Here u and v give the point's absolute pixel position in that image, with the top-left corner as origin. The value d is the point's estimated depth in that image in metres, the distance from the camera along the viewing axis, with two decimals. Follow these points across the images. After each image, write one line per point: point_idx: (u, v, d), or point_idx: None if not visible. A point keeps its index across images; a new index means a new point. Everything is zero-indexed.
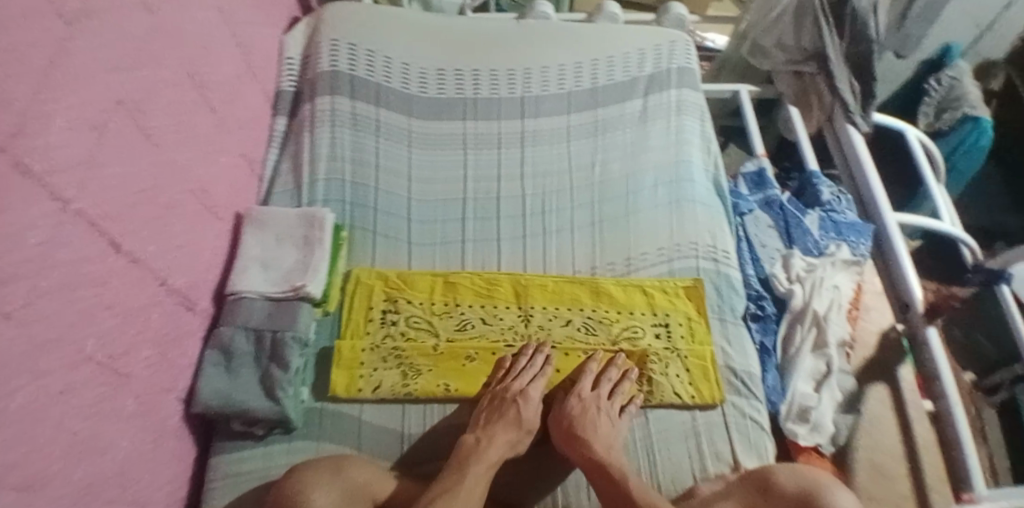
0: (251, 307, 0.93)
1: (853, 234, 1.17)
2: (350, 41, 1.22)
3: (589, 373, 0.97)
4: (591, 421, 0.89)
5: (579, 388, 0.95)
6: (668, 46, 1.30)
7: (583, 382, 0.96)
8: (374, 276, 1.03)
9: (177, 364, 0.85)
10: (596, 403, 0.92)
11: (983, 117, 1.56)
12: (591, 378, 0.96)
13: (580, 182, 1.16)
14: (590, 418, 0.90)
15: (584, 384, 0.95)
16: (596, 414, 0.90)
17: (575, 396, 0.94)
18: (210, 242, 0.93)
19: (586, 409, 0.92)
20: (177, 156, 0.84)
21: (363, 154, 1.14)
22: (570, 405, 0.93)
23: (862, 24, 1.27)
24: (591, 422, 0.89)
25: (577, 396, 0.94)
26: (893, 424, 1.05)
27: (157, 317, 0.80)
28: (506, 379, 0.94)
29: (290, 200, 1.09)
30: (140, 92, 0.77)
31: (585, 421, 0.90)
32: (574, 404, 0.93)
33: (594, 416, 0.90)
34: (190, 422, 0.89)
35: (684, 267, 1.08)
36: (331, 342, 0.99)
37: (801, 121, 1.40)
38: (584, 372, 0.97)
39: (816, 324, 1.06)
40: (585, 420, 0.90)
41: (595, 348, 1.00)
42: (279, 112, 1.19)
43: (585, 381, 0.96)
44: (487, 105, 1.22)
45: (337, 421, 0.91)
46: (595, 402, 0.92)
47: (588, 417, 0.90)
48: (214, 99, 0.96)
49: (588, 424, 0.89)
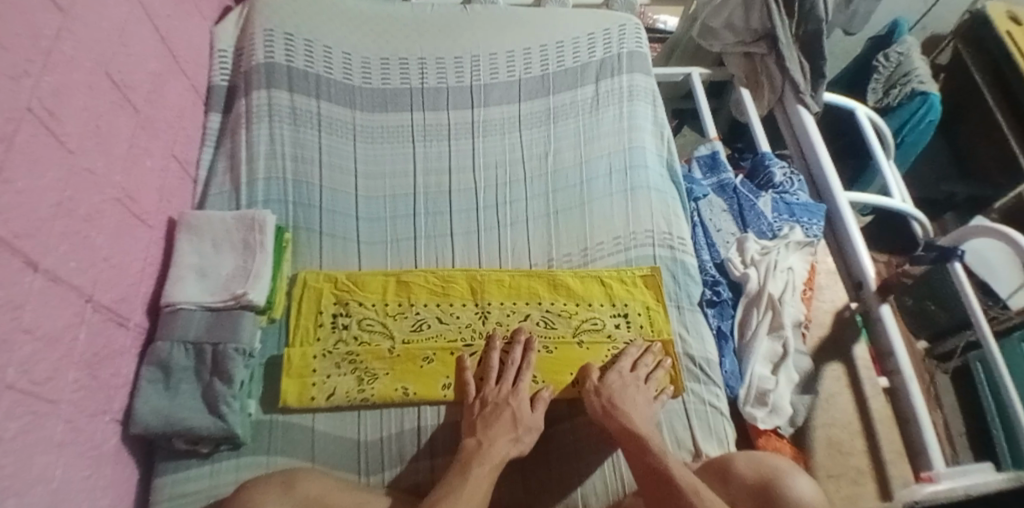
0: (190, 319, 0.88)
1: (807, 215, 1.17)
2: (286, 31, 1.16)
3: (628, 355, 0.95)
4: (627, 397, 0.88)
5: (620, 365, 0.93)
6: (618, 30, 1.27)
7: (622, 362, 0.94)
8: (322, 279, 0.99)
9: (109, 384, 0.80)
10: (632, 382, 0.91)
11: (931, 92, 1.60)
12: (628, 359, 0.94)
13: (534, 172, 1.13)
14: (627, 395, 0.89)
15: (623, 363, 0.93)
16: (633, 390, 0.90)
17: (615, 371, 0.92)
18: (139, 253, 0.87)
19: (625, 386, 0.90)
20: (97, 163, 0.78)
21: (305, 150, 1.09)
22: (611, 379, 0.91)
23: (810, 4, 1.26)
24: (627, 399, 0.88)
25: (618, 371, 0.92)
26: (848, 400, 1.07)
27: (86, 336, 0.74)
28: (494, 385, 0.91)
29: (227, 203, 1.03)
30: (54, 96, 0.70)
31: (622, 396, 0.88)
32: (614, 379, 0.91)
33: (630, 394, 0.89)
34: (129, 443, 0.83)
35: (641, 255, 1.07)
36: (279, 351, 0.94)
37: (752, 103, 1.41)
38: (622, 354, 0.95)
39: (771, 307, 1.06)
40: (623, 396, 0.88)
41: (557, 341, 0.98)
42: (211, 109, 1.13)
43: (624, 360, 0.94)
44: (435, 95, 1.18)
45: (287, 433, 0.88)
46: (632, 382, 0.91)
47: (626, 392, 0.89)
48: (138, 98, 0.89)
49: (626, 399, 0.88)
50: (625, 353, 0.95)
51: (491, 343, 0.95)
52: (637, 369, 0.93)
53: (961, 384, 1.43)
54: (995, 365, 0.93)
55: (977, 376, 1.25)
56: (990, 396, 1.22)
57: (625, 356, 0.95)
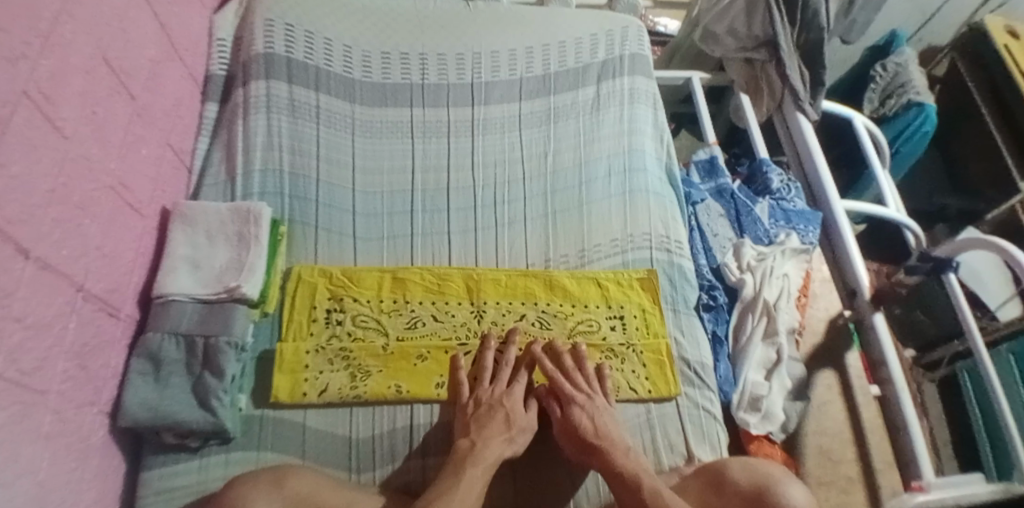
0: (181, 311, 0.86)
1: (802, 222, 1.19)
2: (286, 21, 1.14)
3: (577, 376, 0.91)
4: (604, 431, 0.85)
5: (570, 395, 0.89)
6: (620, 32, 1.27)
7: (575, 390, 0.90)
8: (317, 273, 0.98)
9: (99, 375, 0.78)
10: (599, 411, 0.88)
11: (926, 103, 1.61)
12: (568, 382, 0.91)
13: (533, 171, 1.13)
14: (601, 428, 0.86)
15: (567, 388, 0.89)
16: (604, 422, 0.86)
17: (577, 405, 0.88)
18: (131, 242, 0.86)
19: (593, 417, 0.86)
20: (92, 150, 0.76)
21: (302, 143, 1.07)
22: (575, 416, 0.86)
23: (812, 11, 1.27)
24: (608, 432, 0.85)
25: (577, 403, 0.88)
26: (840, 409, 1.08)
27: (75, 326, 0.73)
28: (484, 384, 0.90)
29: (221, 194, 1.02)
30: (51, 80, 0.68)
31: (597, 430, 0.85)
32: (579, 415, 0.87)
33: (604, 426, 0.86)
34: (117, 435, 0.82)
35: (638, 258, 1.07)
36: (271, 346, 0.93)
37: (751, 109, 1.41)
38: (552, 373, 0.91)
39: (766, 313, 1.06)
40: (599, 430, 0.85)
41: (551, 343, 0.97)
42: (209, 98, 1.11)
43: (565, 384, 0.90)
44: (435, 91, 1.17)
45: (279, 429, 0.87)
46: (594, 408, 0.88)
47: (601, 428, 0.85)
48: (134, 85, 0.87)
49: (602, 434, 0.85)
50: (570, 369, 0.92)
51: (486, 342, 0.94)
52: (586, 391, 0.90)
53: (947, 395, 1.45)
54: (988, 377, 0.93)
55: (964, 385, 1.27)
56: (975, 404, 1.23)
57: (564, 376, 0.91)
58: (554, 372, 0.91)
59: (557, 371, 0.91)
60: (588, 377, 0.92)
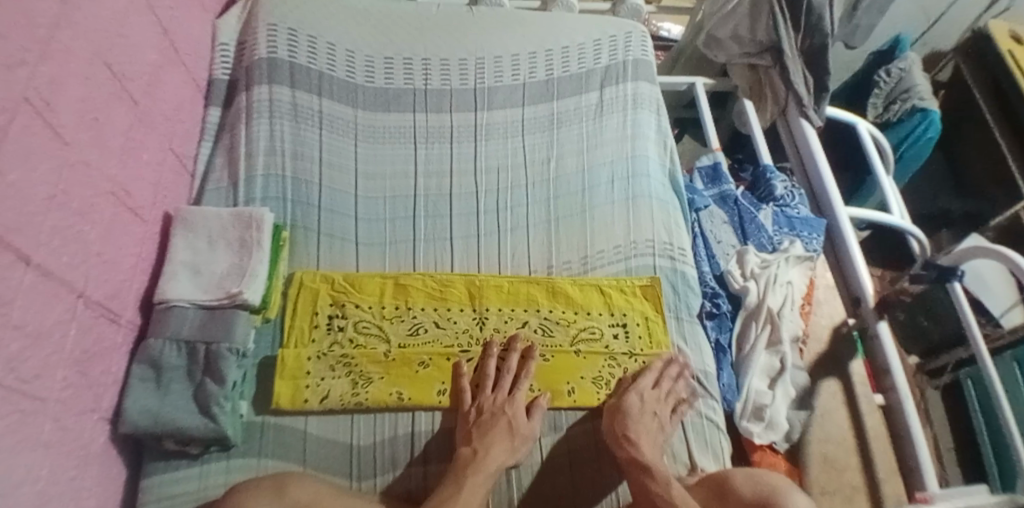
0: (182, 317, 0.86)
1: (807, 229, 1.18)
2: (289, 26, 1.14)
3: (665, 377, 0.94)
4: (643, 425, 0.88)
5: (641, 386, 0.92)
6: (624, 37, 1.26)
7: (644, 380, 0.93)
8: (319, 279, 0.97)
9: (99, 382, 0.78)
10: (653, 407, 0.90)
11: (931, 109, 1.61)
12: (651, 377, 0.94)
13: (536, 177, 1.12)
14: (643, 422, 0.88)
15: (644, 381, 0.92)
16: (649, 418, 0.89)
17: (636, 393, 0.91)
18: (132, 248, 0.85)
19: (643, 409, 0.89)
20: (91, 156, 0.76)
21: (305, 148, 1.07)
22: (631, 401, 0.90)
23: (816, 17, 1.26)
24: (645, 428, 0.87)
25: (638, 393, 0.91)
26: (845, 417, 1.07)
27: (76, 333, 0.73)
28: (485, 393, 0.90)
29: (223, 199, 1.02)
30: (50, 86, 0.68)
31: (639, 421, 0.88)
32: (636, 402, 0.90)
33: (647, 422, 0.88)
34: (117, 442, 0.82)
35: (641, 265, 1.06)
36: (272, 352, 0.93)
37: (755, 115, 1.40)
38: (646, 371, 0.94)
39: (770, 321, 1.06)
40: (637, 423, 0.87)
41: (554, 350, 0.97)
42: (211, 103, 1.11)
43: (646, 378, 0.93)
44: (439, 97, 1.17)
45: (279, 435, 0.86)
46: (653, 404, 0.90)
47: (644, 419, 0.88)
48: (136, 90, 0.87)
49: (641, 427, 0.87)
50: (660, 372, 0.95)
51: (487, 350, 0.94)
52: (660, 386, 0.93)
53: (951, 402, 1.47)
54: (993, 385, 0.93)
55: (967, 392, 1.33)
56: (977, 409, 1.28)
57: (648, 374, 0.94)
58: (649, 375, 0.93)
59: (655, 372, 0.94)
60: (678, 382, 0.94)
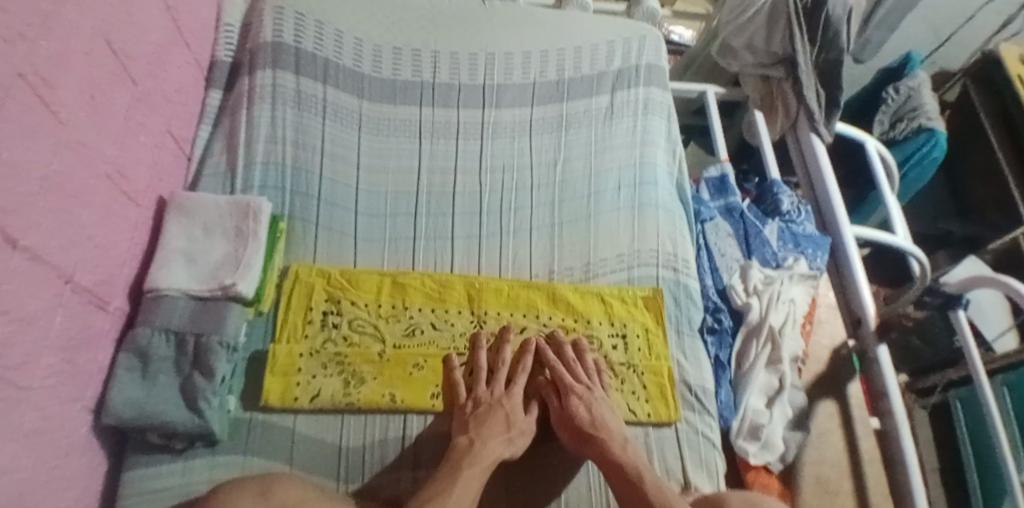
0: (173, 306, 0.83)
1: (811, 246, 1.17)
2: (297, 10, 1.11)
3: (577, 366, 0.92)
4: (601, 419, 0.87)
5: (570, 386, 0.90)
6: (638, 41, 1.24)
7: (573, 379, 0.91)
8: (315, 273, 0.95)
9: (84, 370, 0.75)
10: (598, 399, 0.89)
11: (937, 129, 1.59)
12: (569, 372, 0.92)
13: (541, 179, 1.10)
14: (597, 417, 0.87)
15: (574, 382, 0.90)
16: (601, 411, 0.88)
17: (575, 396, 0.89)
18: (125, 234, 0.82)
19: (590, 407, 0.88)
20: (89, 137, 0.73)
21: (307, 137, 1.04)
22: (573, 406, 0.88)
23: (833, 32, 1.26)
24: (605, 421, 0.87)
25: (576, 395, 0.89)
26: (839, 439, 1.06)
27: (62, 320, 0.70)
28: (481, 386, 0.90)
29: (220, 186, 0.99)
30: (50, 63, 0.65)
31: (593, 421, 0.86)
32: (579, 407, 0.88)
33: (603, 414, 0.87)
34: (100, 433, 0.79)
35: (644, 275, 1.05)
36: (264, 346, 0.90)
37: (765, 127, 1.38)
38: (552, 370, 0.92)
39: (771, 340, 1.04)
40: (594, 419, 0.86)
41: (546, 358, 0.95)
42: (213, 85, 1.08)
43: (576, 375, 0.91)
44: (447, 91, 1.14)
45: (267, 433, 0.84)
46: (592, 398, 0.89)
47: (597, 416, 0.87)
48: (137, 69, 0.84)
49: (597, 424, 0.86)
50: (571, 360, 0.93)
51: (475, 343, 0.94)
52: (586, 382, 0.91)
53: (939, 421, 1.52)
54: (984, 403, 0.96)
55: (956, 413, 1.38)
56: (965, 431, 1.34)
57: (563, 370, 0.92)
58: (556, 364, 0.92)
59: (557, 362, 0.93)
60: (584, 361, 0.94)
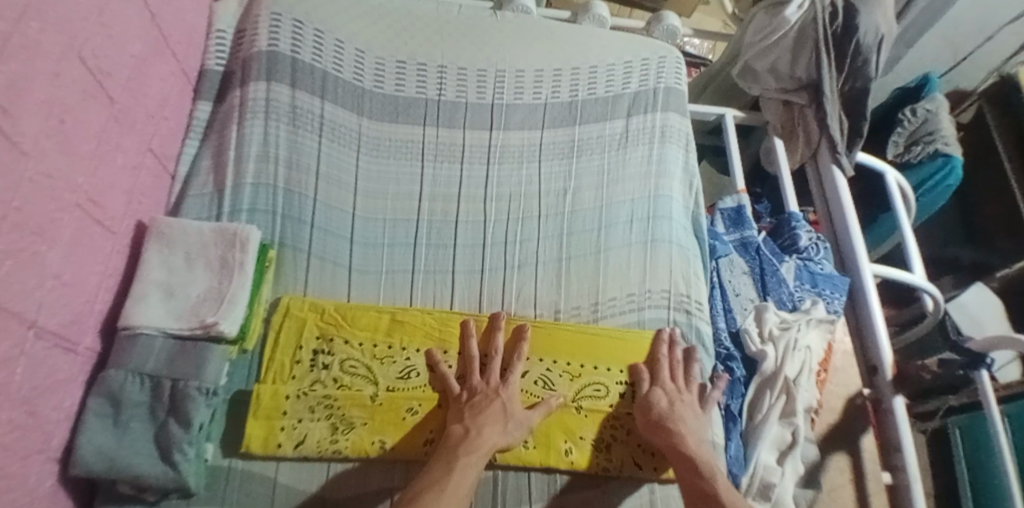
0: (148, 347, 0.77)
1: (829, 287, 1.10)
2: (295, 17, 1.04)
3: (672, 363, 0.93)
4: (680, 415, 0.87)
5: (661, 379, 0.91)
6: (657, 61, 1.17)
7: (663, 372, 0.92)
8: (307, 308, 0.88)
9: (50, 419, 0.68)
10: (682, 396, 0.90)
11: (954, 155, 1.48)
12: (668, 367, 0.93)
13: (549, 209, 1.04)
14: (677, 412, 0.87)
15: (662, 372, 0.92)
16: (682, 407, 0.88)
17: (660, 387, 0.90)
18: (96, 267, 0.75)
19: (672, 402, 0.89)
20: (54, 167, 0.65)
21: (302, 156, 0.97)
22: (656, 396, 0.89)
23: (862, 60, 1.19)
24: (682, 417, 0.87)
25: (663, 388, 0.90)
26: (850, 497, 1.02)
27: (24, 370, 0.62)
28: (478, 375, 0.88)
29: (206, 209, 0.92)
30: (9, 89, 0.57)
31: (672, 414, 0.87)
32: (660, 396, 0.89)
33: (681, 410, 0.88)
34: (68, 482, 0.73)
35: (655, 317, 0.99)
36: (247, 387, 0.85)
37: (784, 154, 1.32)
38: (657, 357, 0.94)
39: (785, 391, 0.99)
40: (672, 413, 0.87)
41: (538, 394, 0.90)
42: (201, 97, 1.01)
43: (663, 369, 0.92)
44: (453, 110, 1.08)
45: (247, 484, 0.78)
46: (677, 395, 0.90)
47: (677, 411, 0.88)
48: (113, 86, 0.76)
49: (676, 417, 0.87)
50: (677, 359, 0.94)
51: (464, 328, 0.90)
52: (677, 376, 0.92)
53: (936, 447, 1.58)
54: (993, 429, 0.93)
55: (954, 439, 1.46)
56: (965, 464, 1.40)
57: (663, 360, 0.93)
58: (660, 357, 0.93)
59: (665, 356, 0.94)
60: (686, 366, 0.94)
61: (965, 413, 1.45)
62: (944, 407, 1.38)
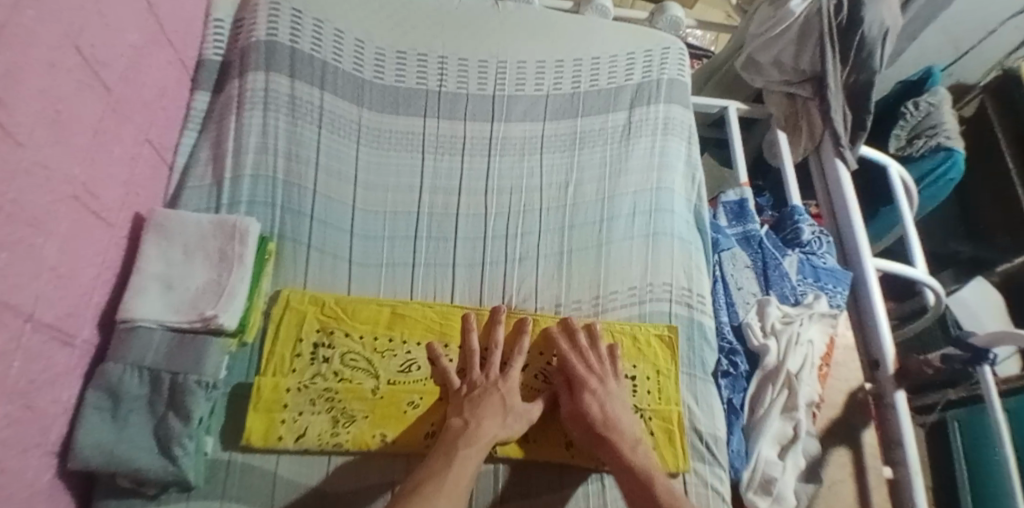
0: (147, 340, 0.76)
1: (832, 282, 1.10)
2: (293, 6, 1.02)
3: (593, 357, 0.87)
4: (615, 420, 0.83)
5: (583, 379, 0.86)
6: (660, 53, 1.16)
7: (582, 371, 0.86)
8: (307, 301, 0.88)
9: (47, 413, 0.67)
10: (609, 396, 0.85)
11: (956, 149, 1.46)
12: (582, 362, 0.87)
13: (551, 202, 1.03)
14: (610, 417, 0.83)
15: (579, 371, 0.86)
16: (613, 411, 0.84)
17: (588, 389, 0.85)
18: (93, 259, 0.74)
19: (603, 405, 0.84)
20: (50, 158, 0.64)
21: (301, 148, 0.96)
22: (585, 402, 0.84)
23: (867, 53, 1.18)
24: (616, 420, 0.83)
25: (588, 389, 0.85)
26: (851, 492, 1.02)
27: (21, 363, 0.61)
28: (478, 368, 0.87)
29: (205, 200, 0.91)
30: (4, 79, 0.56)
31: (605, 420, 0.83)
32: (590, 401, 0.84)
33: (615, 413, 0.84)
34: (66, 476, 0.72)
35: (656, 311, 0.98)
36: (247, 380, 0.84)
37: (788, 147, 1.30)
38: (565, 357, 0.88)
39: (787, 385, 0.99)
40: (606, 419, 0.83)
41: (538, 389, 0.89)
42: (199, 87, 1.00)
43: (574, 366, 0.87)
44: (453, 101, 1.07)
45: (247, 477, 0.78)
46: (606, 395, 0.85)
47: (609, 415, 0.83)
48: (110, 75, 0.75)
49: (610, 424, 0.83)
50: (582, 350, 0.88)
51: (465, 322, 0.90)
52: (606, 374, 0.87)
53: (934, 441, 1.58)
54: (995, 424, 0.93)
55: (953, 432, 1.46)
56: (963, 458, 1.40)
57: (572, 357, 0.87)
58: (563, 352, 0.88)
59: (573, 350, 0.88)
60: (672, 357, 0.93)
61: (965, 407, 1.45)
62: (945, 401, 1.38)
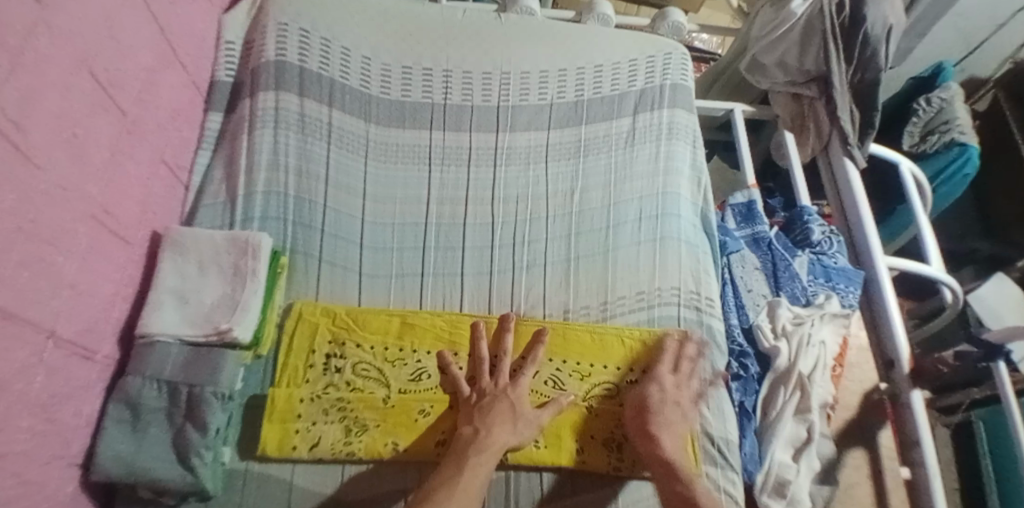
0: (165, 354, 0.78)
1: (843, 281, 1.08)
2: (302, 26, 1.05)
3: (682, 363, 0.92)
4: (664, 416, 0.86)
5: (659, 373, 0.90)
6: (663, 59, 1.17)
7: (664, 366, 0.91)
8: (319, 312, 0.90)
9: (68, 425, 0.70)
10: (674, 394, 0.89)
11: (971, 144, 1.43)
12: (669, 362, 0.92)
13: (558, 209, 1.04)
14: (665, 414, 0.87)
15: (664, 366, 0.91)
16: (671, 407, 0.88)
17: (657, 383, 0.90)
18: (112, 276, 0.77)
19: (663, 402, 0.88)
20: (67, 179, 0.67)
21: (311, 165, 0.99)
22: (650, 393, 0.89)
23: (872, 52, 1.17)
24: (665, 420, 0.86)
25: (659, 384, 0.90)
26: (867, 495, 1.00)
27: (43, 378, 0.64)
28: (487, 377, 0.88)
29: (219, 217, 0.94)
30: (21, 104, 0.59)
31: (659, 416, 0.86)
32: (654, 393, 0.89)
33: (667, 413, 0.87)
34: (88, 487, 0.75)
35: (666, 316, 0.98)
36: (262, 391, 0.86)
37: (795, 149, 1.30)
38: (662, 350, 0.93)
39: (799, 387, 0.98)
40: (660, 411, 0.87)
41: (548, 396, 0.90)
42: (212, 108, 1.03)
43: (664, 362, 0.91)
44: (458, 113, 1.09)
45: (262, 487, 0.80)
46: (671, 391, 0.89)
47: (665, 412, 0.87)
48: (124, 98, 0.78)
49: (662, 421, 0.86)
50: (682, 356, 0.92)
51: (475, 331, 0.91)
52: (679, 370, 0.91)
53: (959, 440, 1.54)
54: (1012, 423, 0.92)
55: (978, 432, 1.42)
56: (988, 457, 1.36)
57: (665, 353, 0.92)
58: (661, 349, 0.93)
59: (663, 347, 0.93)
60: (696, 362, 0.93)
61: (989, 406, 1.42)
62: (968, 401, 1.34)
